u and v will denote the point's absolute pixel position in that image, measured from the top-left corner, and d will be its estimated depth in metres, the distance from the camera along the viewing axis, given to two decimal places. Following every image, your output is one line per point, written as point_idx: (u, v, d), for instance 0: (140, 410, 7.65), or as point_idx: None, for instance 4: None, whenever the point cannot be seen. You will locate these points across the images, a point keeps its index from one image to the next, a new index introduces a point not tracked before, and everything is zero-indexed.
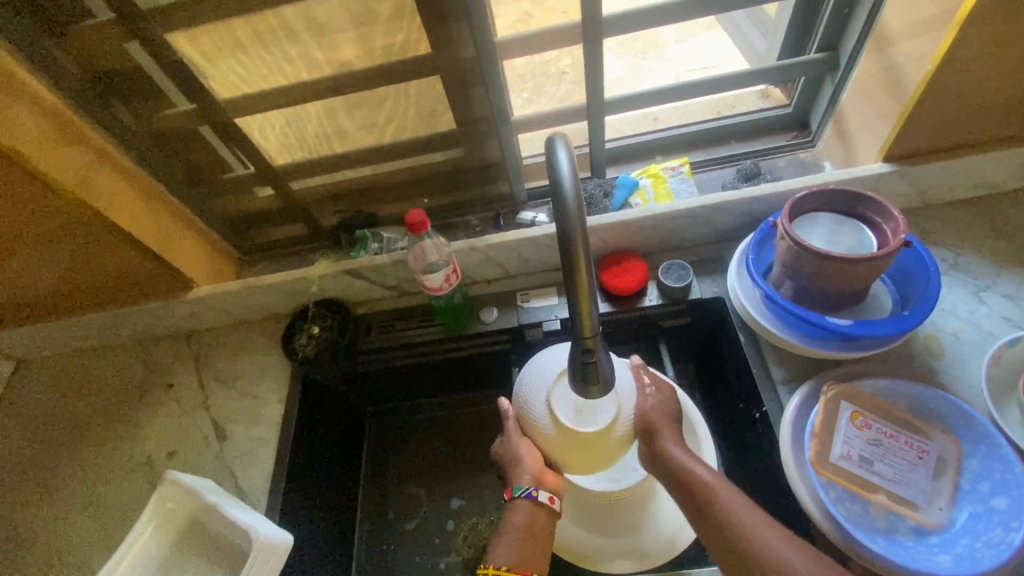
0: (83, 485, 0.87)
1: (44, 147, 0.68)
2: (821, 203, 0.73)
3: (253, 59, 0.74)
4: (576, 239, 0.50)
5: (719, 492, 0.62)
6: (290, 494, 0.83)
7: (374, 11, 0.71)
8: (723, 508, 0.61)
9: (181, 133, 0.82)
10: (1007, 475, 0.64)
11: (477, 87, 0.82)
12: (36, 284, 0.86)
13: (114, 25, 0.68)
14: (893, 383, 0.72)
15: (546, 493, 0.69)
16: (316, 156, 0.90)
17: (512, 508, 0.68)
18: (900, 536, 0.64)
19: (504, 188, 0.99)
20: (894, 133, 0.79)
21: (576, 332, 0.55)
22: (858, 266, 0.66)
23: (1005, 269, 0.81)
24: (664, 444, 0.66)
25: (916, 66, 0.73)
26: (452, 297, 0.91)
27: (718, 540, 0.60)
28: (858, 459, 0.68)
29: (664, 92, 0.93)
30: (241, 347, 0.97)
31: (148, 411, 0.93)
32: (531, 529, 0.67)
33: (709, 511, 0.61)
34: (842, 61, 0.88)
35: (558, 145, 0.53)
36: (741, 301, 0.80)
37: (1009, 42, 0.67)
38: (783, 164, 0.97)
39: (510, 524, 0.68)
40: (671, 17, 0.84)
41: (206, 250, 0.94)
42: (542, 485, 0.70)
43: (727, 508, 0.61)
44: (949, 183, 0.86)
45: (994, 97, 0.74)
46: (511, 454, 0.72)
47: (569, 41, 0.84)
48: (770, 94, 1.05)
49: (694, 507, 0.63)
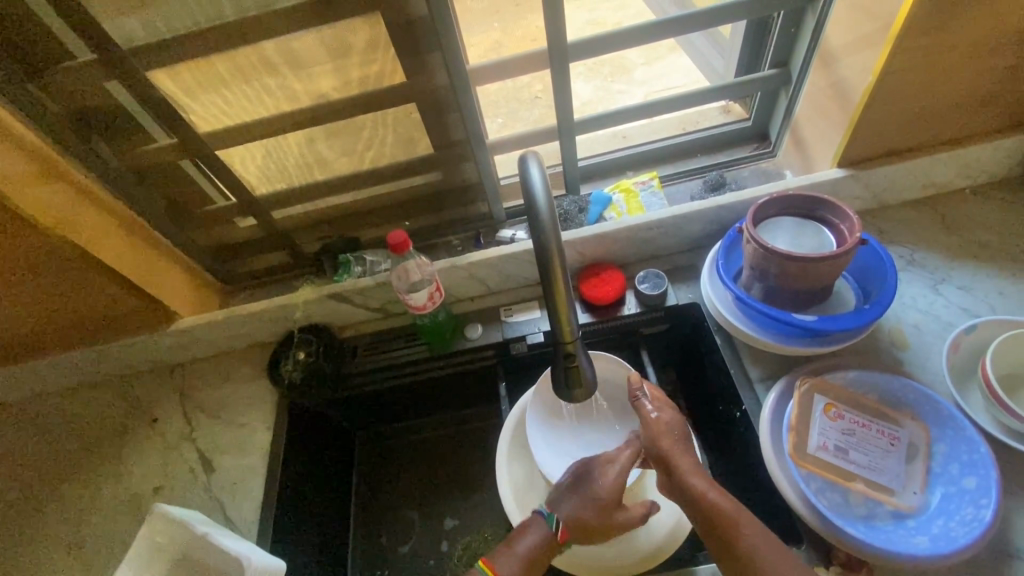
0: (64, 528, 0.86)
1: (29, 189, 0.69)
2: (783, 207, 0.76)
3: (235, 92, 0.77)
4: (553, 251, 0.53)
5: (729, 507, 0.62)
6: (280, 521, 0.82)
7: (349, 43, 0.75)
8: (747, 552, 0.58)
9: (164, 167, 0.83)
10: (974, 456, 0.67)
11: (452, 112, 0.86)
12: (16, 324, 0.86)
13: (96, 66, 0.69)
14: (861, 374, 0.75)
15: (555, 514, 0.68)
16: (297, 183, 0.92)
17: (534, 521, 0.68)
18: (879, 522, 0.67)
19: (482, 208, 1.02)
20: (846, 141, 0.85)
21: (557, 340, 0.58)
22: (820, 264, 0.69)
23: (958, 262, 0.86)
24: (682, 469, 0.67)
25: (860, 79, 0.79)
26: (437, 316, 0.94)
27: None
28: (834, 449, 0.71)
29: (630, 111, 0.98)
30: (228, 377, 0.97)
31: (133, 447, 0.92)
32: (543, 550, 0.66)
33: (715, 528, 0.61)
34: (794, 75, 0.93)
35: (531, 163, 0.57)
36: (715, 305, 0.84)
37: (942, 51, 0.72)
38: (747, 174, 1.02)
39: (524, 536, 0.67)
40: (638, 40, 0.88)
41: (190, 283, 0.95)
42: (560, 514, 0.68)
43: (739, 527, 0.60)
44: (900, 185, 0.91)
45: (936, 101, 0.80)
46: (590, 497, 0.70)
47: (538, 65, 0.88)
48: (731, 109, 1.09)
49: (718, 544, 0.60)
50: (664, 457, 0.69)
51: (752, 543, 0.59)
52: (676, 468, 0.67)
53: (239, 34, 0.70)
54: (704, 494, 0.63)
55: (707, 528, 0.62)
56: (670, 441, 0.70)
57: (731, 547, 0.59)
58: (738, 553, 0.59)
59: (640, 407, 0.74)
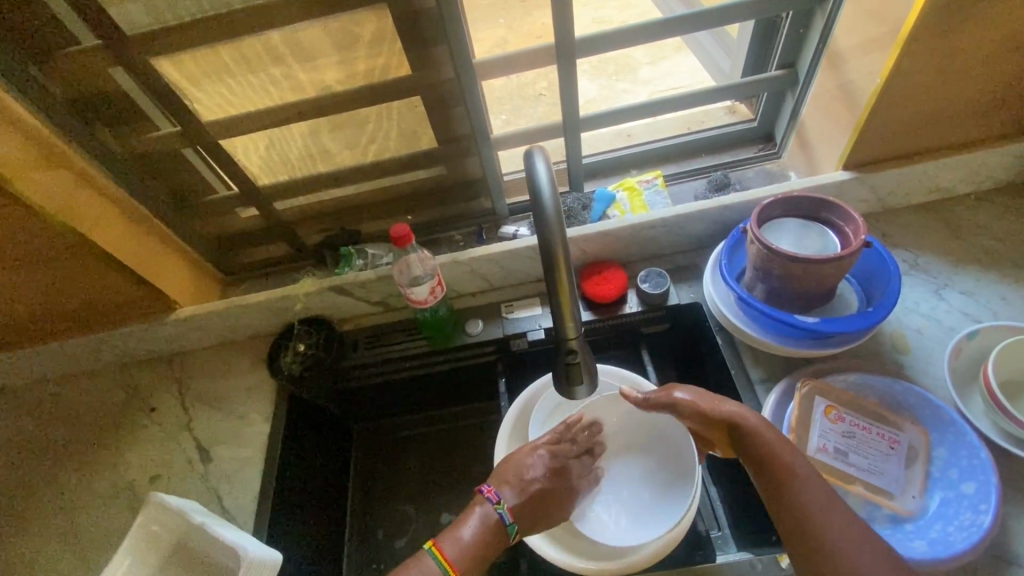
0: (60, 515, 0.86)
1: (30, 174, 0.68)
2: (787, 209, 0.76)
3: (240, 82, 0.76)
4: (557, 247, 0.54)
5: (782, 453, 0.61)
6: (275, 512, 0.82)
7: (355, 34, 0.74)
8: (801, 499, 0.58)
9: (166, 155, 0.83)
10: (974, 461, 0.67)
11: (457, 106, 0.85)
12: (15, 311, 0.86)
13: (99, 52, 0.69)
14: (863, 377, 0.76)
15: (512, 508, 0.69)
16: (300, 174, 0.91)
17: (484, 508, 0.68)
18: (877, 525, 0.67)
19: (486, 204, 1.02)
20: (851, 144, 0.84)
21: (559, 337, 0.58)
22: (824, 266, 0.69)
23: (962, 267, 0.86)
24: (732, 422, 0.66)
25: (867, 81, 0.78)
26: (438, 310, 0.93)
27: (797, 539, 0.57)
28: (834, 452, 0.71)
29: (636, 108, 0.97)
30: (226, 368, 0.97)
31: (129, 436, 0.92)
32: (487, 543, 0.67)
33: (768, 477, 0.61)
34: (801, 76, 0.93)
35: (536, 157, 0.57)
36: (717, 304, 0.84)
37: (951, 55, 0.72)
38: (752, 175, 1.02)
39: (472, 520, 0.68)
40: (645, 38, 0.87)
41: (190, 274, 0.95)
42: (513, 505, 0.69)
43: (791, 473, 0.60)
44: (905, 189, 0.91)
45: (943, 105, 0.79)
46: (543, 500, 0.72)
47: (544, 61, 0.87)
48: (736, 109, 1.09)
49: (771, 491, 0.60)
50: (710, 415, 0.68)
51: (806, 490, 0.58)
52: (727, 424, 0.66)
53: (245, 24, 0.69)
54: (759, 437, 0.63)
55: (761, 475, 0.62)
56: (709, 402, 0.69)
57: (783, 495, 0.59)
58: (789, 503, 0.58)
59: (666, 395, 0.73)
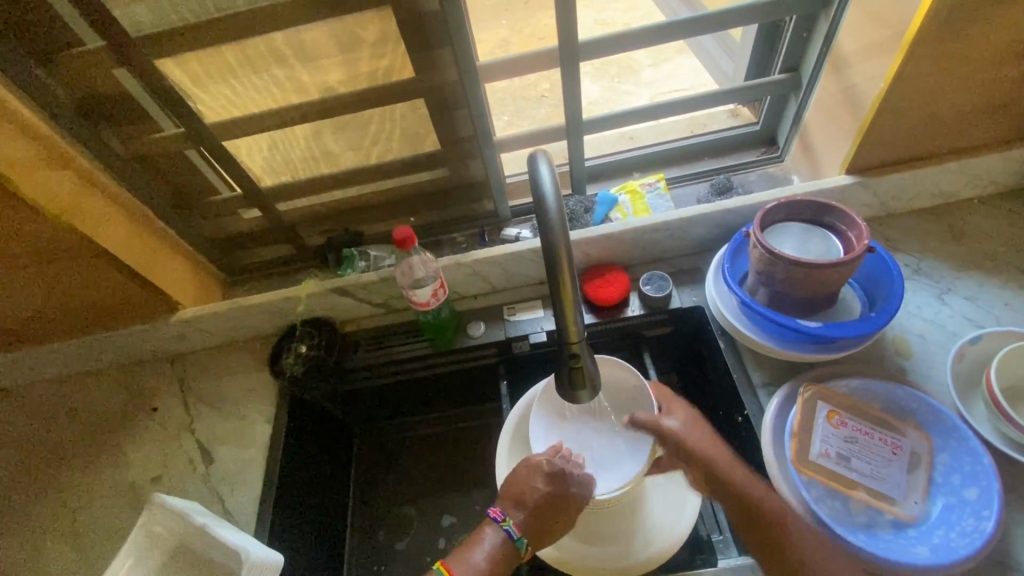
0: (62, 516, 0.86)
1: (34, 175, 0.68)
2: (790, 213, 0.76)
3: (244, 83, 0.76)
4: (559, 249, 0.53)
5: (768, 500, 0.66)
6: (277, 513, 0.81)
7: (359, 36, 0.74)
8: (793, 542, 0.62)
9: (169, 156, 0.83)
10: (977, 467, 0.67)
11: (460, 109, 0.85)
12: (18, 311, 0.86)
13: (104, 52, 0.69)
14: (866, 382, 0.75)
15: (518, 525, 0.67)
16: (303, 176, 0.91)
17: (490, 529, 0.67)
18: (879, 530, 0.67)
19: (488, 206, 1.02)
20: (855, 148, 0.84)
21: (562, 340, 0.57)
22: (827, 271, 0.69)
23: (964, 272, 0.86)
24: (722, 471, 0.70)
25: (871, 86, 0.78)
26: (441, 312, 0.92)
27: None
28: (836, 457, 0.71)
29: (639, 111, 0.97)
30: (229, 369, 0.97)
31: (132, 436, 0.92)
32: (498, 563, 0.65)
33: (757, 520, 0.65)
34: (804, 80, 0.93)
35: (540, 161, 0.56)
36: (719, 308, 0.84)
37: (955, 59, 0.72)
38: (754, 179, 1.02)
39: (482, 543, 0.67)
40: (648, 41, 0.87)
41: (192, 274, 0.95)
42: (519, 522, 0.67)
43: (782, 515, 0.64)
44: (908, 193, 0.91)
45: (946, 110, 0.79)
46: (553, 510, 0.69)
47: (548, 63, 0.87)
48: (739, 112, 1.09)
49: (762, 536, 0.64)
50: (699, 455, 0.73)
51: (799, 532, 0.63)
52: (714, 467, 0.71)
53: (249, 25, 0.69)
54: (749, 488, 0.68)
55: (749, 519, 0.66)
56: (698, 439, 0.74)
57: (777, 538, 0.63)
58: (783, 543, 0.62)
59: (651, 419, 0.76)
